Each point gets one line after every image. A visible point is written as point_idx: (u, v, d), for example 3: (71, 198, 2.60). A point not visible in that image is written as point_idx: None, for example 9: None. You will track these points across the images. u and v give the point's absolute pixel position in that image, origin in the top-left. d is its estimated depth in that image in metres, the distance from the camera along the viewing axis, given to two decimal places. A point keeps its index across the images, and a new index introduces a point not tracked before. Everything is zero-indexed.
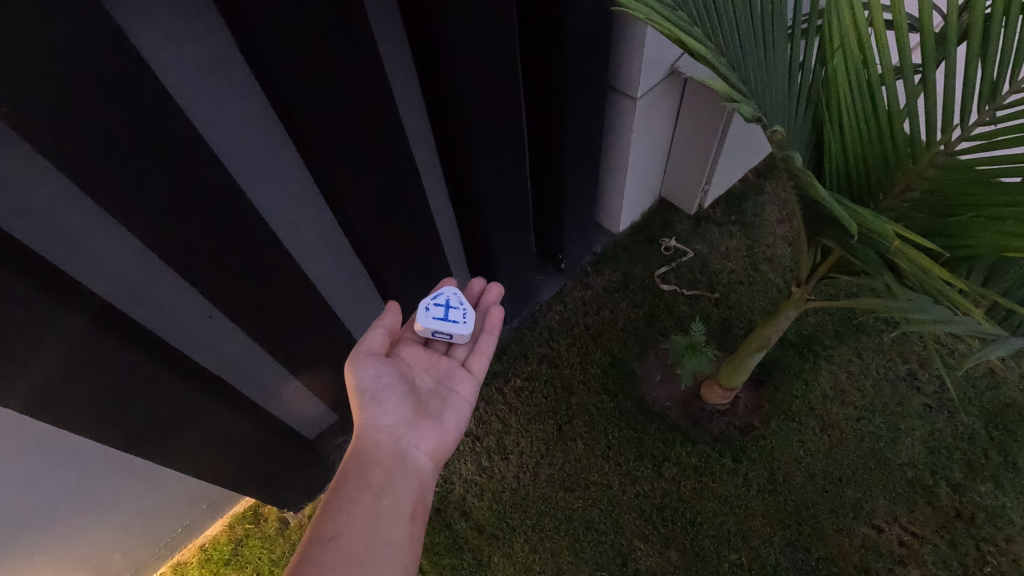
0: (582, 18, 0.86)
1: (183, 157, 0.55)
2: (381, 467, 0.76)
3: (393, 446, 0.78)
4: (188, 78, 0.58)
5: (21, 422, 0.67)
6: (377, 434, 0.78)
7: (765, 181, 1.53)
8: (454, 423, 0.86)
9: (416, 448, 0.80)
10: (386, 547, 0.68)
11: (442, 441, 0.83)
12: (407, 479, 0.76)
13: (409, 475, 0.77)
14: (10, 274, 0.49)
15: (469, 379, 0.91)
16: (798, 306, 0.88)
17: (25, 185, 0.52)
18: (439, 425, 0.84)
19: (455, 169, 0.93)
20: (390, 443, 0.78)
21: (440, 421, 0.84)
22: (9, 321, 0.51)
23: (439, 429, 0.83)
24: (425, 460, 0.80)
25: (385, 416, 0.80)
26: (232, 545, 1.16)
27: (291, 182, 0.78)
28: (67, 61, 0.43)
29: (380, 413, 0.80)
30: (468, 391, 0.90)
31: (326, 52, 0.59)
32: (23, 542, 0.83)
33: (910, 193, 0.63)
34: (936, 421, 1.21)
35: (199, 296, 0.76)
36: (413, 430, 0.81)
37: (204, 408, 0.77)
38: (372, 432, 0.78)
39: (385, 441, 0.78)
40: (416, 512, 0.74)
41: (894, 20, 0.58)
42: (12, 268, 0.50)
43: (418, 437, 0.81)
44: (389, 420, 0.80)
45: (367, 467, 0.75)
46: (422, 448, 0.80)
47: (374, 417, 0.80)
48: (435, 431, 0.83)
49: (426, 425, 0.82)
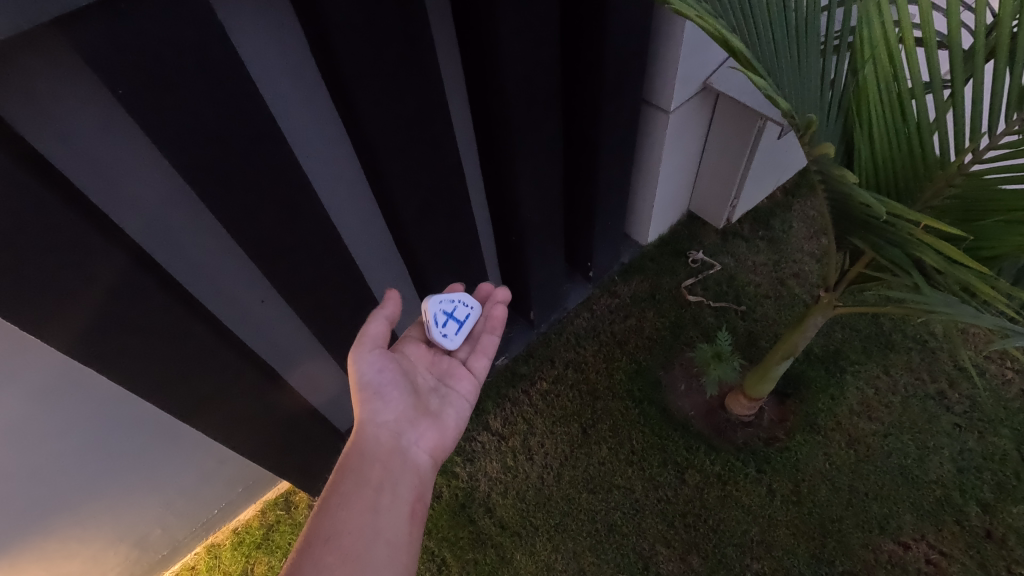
0: (622, 31, 0.91)
1: (255, 144, 0.61)
2: (380, 464, 0.77)
3: (393, 443, 0.79)
4: (265, 75, 0.64)
5: (88, 380, 0.73)
6: (377, 429, 0.79)
7: (793, 199, 1.55)
8: (452, 421, 0.88)
9: (416, 445, 0.81)
10: (385, 546, 0.69)
11: (441, 438, 0.85)
12: (407, 477, 0.77)
13: (408, 472, 0.78)
14: (91, 233, 0.56)
15: (469, 377, 0.94)
16: (826, 312, 0.91)
17: (122, 165, 0.59)
18: (439, 422, 0.86)
19: (495, 171, 0.98)
20: (390, 440, 0.79)
21: (440, 419, 0.86)
22: (87, 270, 0.58)
23: (438, 426, 0.85)
24: (424, 457, 0.81)
25: (385, 412, 0.81)
26: (263, 530, 1.21)
27: (344, 180, 0.83)
28: (169, 51, 0.49)
29: (380, 409, 0.80)
30: (467, 390, 0.93)
31: (389, 53, 0.65)
32: (76, 505, 0.88)
33: (936, 200, 0.66)
34: (966, 440, 1.20)
35: (255, 279, 0.82)
36: (414, 427, 0.82)
37: (246, 380, 0.83)
38: (372, 427, 0.79)
39: (386, 437, 0.79)
40: (415, 510, 0.75)
41: (924, 36, 0.60)
42: (94, 230, 0.56)
43: (418, 435, 0.82)
44: (390, 417, 0.81)
45: (367, 463, 0.76)
46: (422, 445, 0.82)
47: (374, 413, 0.80)
48: (434, 429, 0.85)
49: (426, 423, 0.84)
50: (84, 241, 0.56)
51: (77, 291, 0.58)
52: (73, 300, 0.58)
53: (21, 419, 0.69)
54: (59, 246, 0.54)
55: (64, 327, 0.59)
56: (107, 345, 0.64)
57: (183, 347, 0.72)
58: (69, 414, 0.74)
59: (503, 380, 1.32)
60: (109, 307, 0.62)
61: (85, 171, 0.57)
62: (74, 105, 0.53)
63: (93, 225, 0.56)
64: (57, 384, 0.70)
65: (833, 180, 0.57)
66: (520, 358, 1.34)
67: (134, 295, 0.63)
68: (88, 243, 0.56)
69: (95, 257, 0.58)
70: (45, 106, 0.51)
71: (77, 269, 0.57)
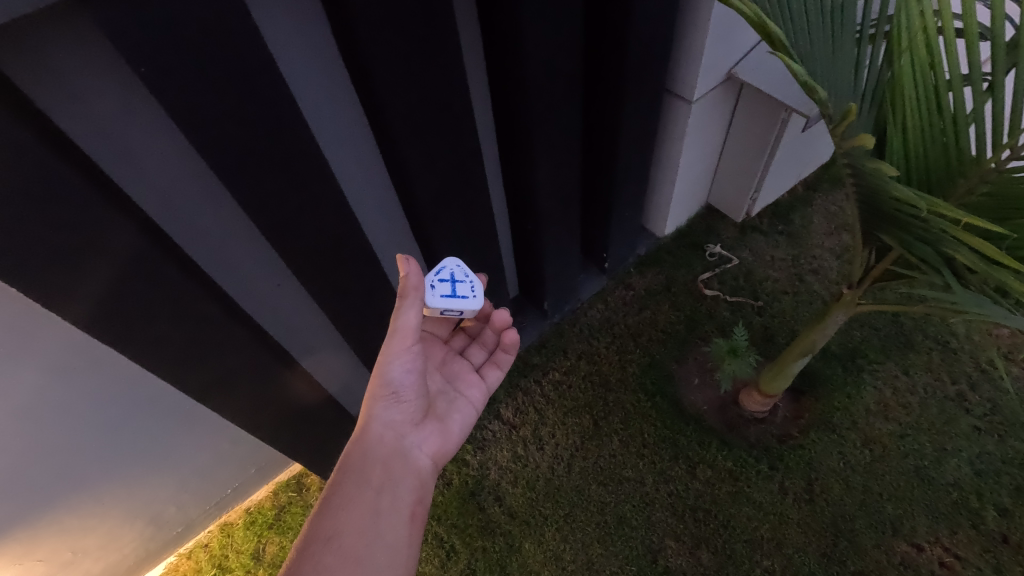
0: (647, 17, 0.89)
1: (277, 126, 0.60)
2: (382, 465, 0.76)
3: (396, 445, 0.79)
4: (286, 56, 0.63)
5: (107, 356, 0.73)
6: (382, 429, 0.78)
7: (815, 193, 1.53)
8: (457, 427, 0.88)
9: (418, 449, 0.81)
10: (384, 549, 0.69)
11: (443, 443, 0.85)
12: (408, 480, 0.77)
13: (409, 474, 0.78)
14: (114, 212, 0.56)
15: (479, 386, 0.95)
16: (848, 309, 0.89)
17: (145, 143, 0.59)
18: (443, 427, 0.86)
19: (515, 159, 0.97)
20: (393, 442, 0.78)
21: (445, 424, 0.87)
22: (109, 250, 0.58)
23: (442, 431, 0.86)
24: (425, 461, 0.81)
25: (394, 413, 0.79)
26: (275, 511, 1.22)
27: (363, 164, 0.82)
28: (193, 29, 0.49)
29: (390, 408, 0.79)
30: (475, 398, 0.94)
31: (411, 35, 0.64)
32: (93, 481, 0.90)
33: (972, 196, 0.63)
34: (985, 443, 1.18)
35: (274, 261, 0.82)
36: (417, 430, 0.82)
37: (262, 361, 0.84)
38: (379, 427, 0.78)
39: (390, 438, 0.78)
40: (415, 513, 0.75)
41: (965, 27, 0.58)
42: (116, 209, 0.57)
43: (421, 439, 0.82)
44: (398, 417, 0.80)
45: (369, 464, 0.75)
46: (424, 449, 0.82)
47: (383, 412, 0.79)
48: (438, 433, 0.85)
49: (431, 427, 0.84)
50: (99, 218, 0.56)
51: (94, 268, 0.58)
52: (96, 278, 0.59)
53: (37, 393, 0.70)
54: (76, 222, 0.54)
55: (86, 305, 0.59)
56: (127, 324, 0.64)
57: (200, 329, 0.72)
58: (87, 391, 0.75)
59: (515, 369, 1.31)
60: (126, 285, 0.62)
61: (106, 149, 0.57)
62: (92, 80, 0.52)
63: (117, 205, 0.57)
64: (77, 361, 0.71)
65: (867, 174, 0.56)
66: (533, 348, 1.34)
67: (149, 275, 0.63)
68: (110, 221, 0.57)
69: (117, 236, 0.58)
70: (64, 80, 0.51)
71: (98, 248, 0.57)
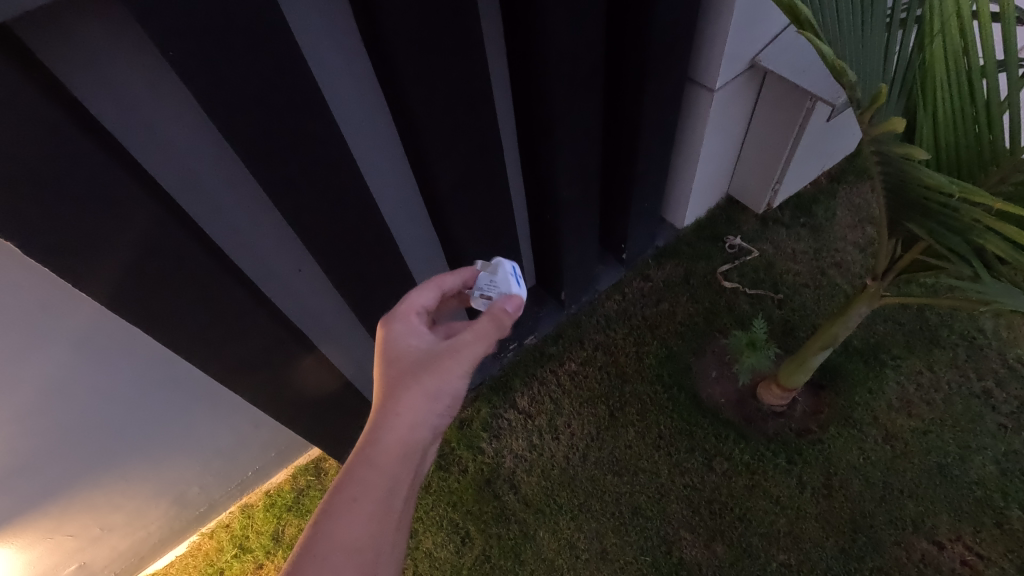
0: (670, 6, 0.88)
1: (301, 114, 0.61)
2: None
3: None
4: (311, 44, 0.64)
5: (133, 337, 0.75)
6: None
7: (839, 185, 1.50)
8: None
9: None
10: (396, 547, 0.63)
11: None
12: None
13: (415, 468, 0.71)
14: (143, 196, 0.58)
15: None
16: (872, 302, 0.88)
17: (174, 130, 0.61)
18: None
19: (534, 149, 0.96)
20: None
21: None
22: (137, 234, 0.60)
23: None
24: None
25: None
26: (294, 494, 1.25)
27: (384, 152, 0.83)
28: (221, 16, 0.50)
29: None
30: None
31: (433, 23, 0.64)
32: (120, 459, 0.92)
33: (1004, 185, 0.61)
34: (1012, 441, 1.15)
35: (296, 246, 0.83)
36: None
37: (283, 346, 0.85)
38: None
39: None
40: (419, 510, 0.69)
41: (1002, 11, 0.56)
42: (145, 193, 0.59)
43: None
44: None
45: None
46: None
47: None
48: None
49: None
50: (128, 201, 0.57)
51: (117, 248, 0.59)
52: (123, 258, 0.60)
53: (66, 371, 0.72)
54: (102, 202, 0.55)
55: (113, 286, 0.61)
56: (153, 305, 0.66)
57: (223, 312, 0.74)
58: (113, 370, 0.77)
59: (532, 359, 1.32)
60: (150, 265, 0.63)
61: (137, 133, 0.58)
62: (120, 63, 0.53)
63: (147, 190, 0.59)
64: (104, 340, 0.73)
65: (896, 161, 0.55)
66: (550, 338, 1.34)
67: (171, 255, 0.64)
68: (139, 205, 0.58)
69: (145, 219, 0.60)
70: (95, 64, 0.52)
71: (126, 230, 0.59)
